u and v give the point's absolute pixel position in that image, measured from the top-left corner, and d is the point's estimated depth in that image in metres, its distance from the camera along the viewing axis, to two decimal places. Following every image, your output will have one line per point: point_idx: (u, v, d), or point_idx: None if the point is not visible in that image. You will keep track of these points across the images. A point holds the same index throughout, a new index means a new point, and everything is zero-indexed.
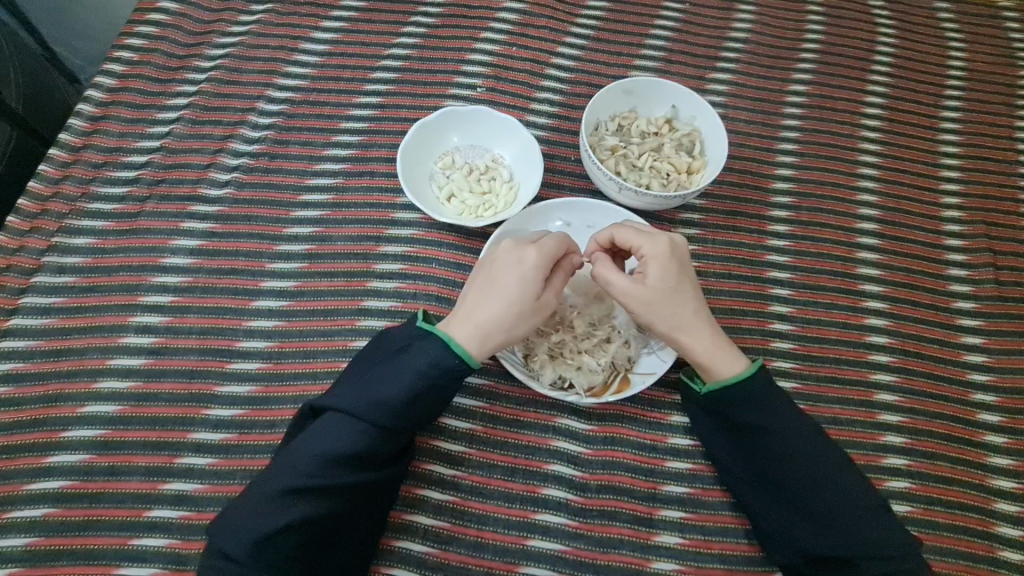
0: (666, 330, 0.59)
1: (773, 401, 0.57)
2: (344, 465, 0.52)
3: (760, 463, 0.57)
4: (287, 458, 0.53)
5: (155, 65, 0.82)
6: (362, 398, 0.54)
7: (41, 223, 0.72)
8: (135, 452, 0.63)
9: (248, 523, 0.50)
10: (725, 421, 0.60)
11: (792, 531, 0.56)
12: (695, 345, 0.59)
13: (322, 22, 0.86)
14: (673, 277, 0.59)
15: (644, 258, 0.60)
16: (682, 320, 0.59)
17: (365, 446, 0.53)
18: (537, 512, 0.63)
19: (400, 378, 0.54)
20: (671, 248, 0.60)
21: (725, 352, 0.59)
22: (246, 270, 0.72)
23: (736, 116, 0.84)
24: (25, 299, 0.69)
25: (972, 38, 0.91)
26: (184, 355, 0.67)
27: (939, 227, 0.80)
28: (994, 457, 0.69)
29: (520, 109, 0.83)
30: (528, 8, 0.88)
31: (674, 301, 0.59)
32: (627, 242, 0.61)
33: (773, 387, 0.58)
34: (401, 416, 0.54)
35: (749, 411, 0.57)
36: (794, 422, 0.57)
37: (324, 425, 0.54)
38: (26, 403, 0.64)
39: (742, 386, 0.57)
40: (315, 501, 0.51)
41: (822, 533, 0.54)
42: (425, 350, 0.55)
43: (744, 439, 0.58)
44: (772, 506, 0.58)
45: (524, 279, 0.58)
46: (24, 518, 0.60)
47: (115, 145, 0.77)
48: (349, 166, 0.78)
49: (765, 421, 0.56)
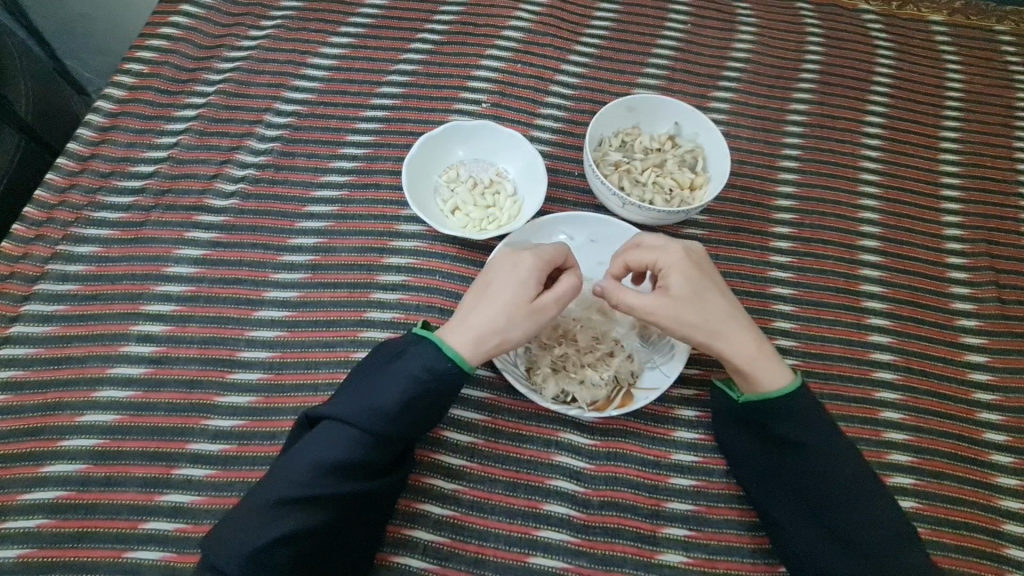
0: (704, 340, 0.59)
1: (817, 417, 0.57)
2: (339, 474, 0.51)
3: (798, 477, 0.56)
4: (282, 468, 0.52)
5: (165, 77, 0.83)
6: (358, 405, 0.53)
7: (47, 232, 0.72)
8: (132, 463, 0.62)
9: (242, 534, 0.49)
10: (765, 432, 0.59)
11: (820, 547, 0.55)
12: (734, 352, 0.59)
13: (330, 38, 0.87)
14: (697, 282, 0.59)
15: (663, 270, 0.60)
16: (721, 328, 0.59)
17: (360, 455, 0.52)
18: (539, 529, 0.62)
19: (395, 384, 0.54)
20: (688, 255, 0.60)
21: (770, 359, 0.58)
22: (249, 279, 0.72)
23: (738, 133, 0.85)
24: (26, 307, 0.68)
25: (970, 60, 0.92)
26: (184, 365, 0.67)
27: (941, 244, 0.80)
28: (1001, 477, 0.68)
29: (524, 124, 0.83)
30: (532, 27, 0.90)
31: (706, 307, 0.59)
32: (644, 260, 0.61)
33: (818, 405, 0.57)
34: (396, 423, 0.53)
35: (791, 425, 0.57)
36: (838, 441, 0.56)
37: (320, 433, 0.53)
38: (23, 411, 0.63)
39: (787, 401, 0.57)
40: (312, 511, 0.50)
41: (855, 553, 0.54)
42: (424, 357, 0.55)
43: (782, 451, 0.57)
44: (803, 522, 0.56)
45: (525, 286, 0.58)
46: (17, 530, 0.59)
47: (123, 155, 0.78)
48: (355, 178, 0.78)
49: (807, 436, 0.56)
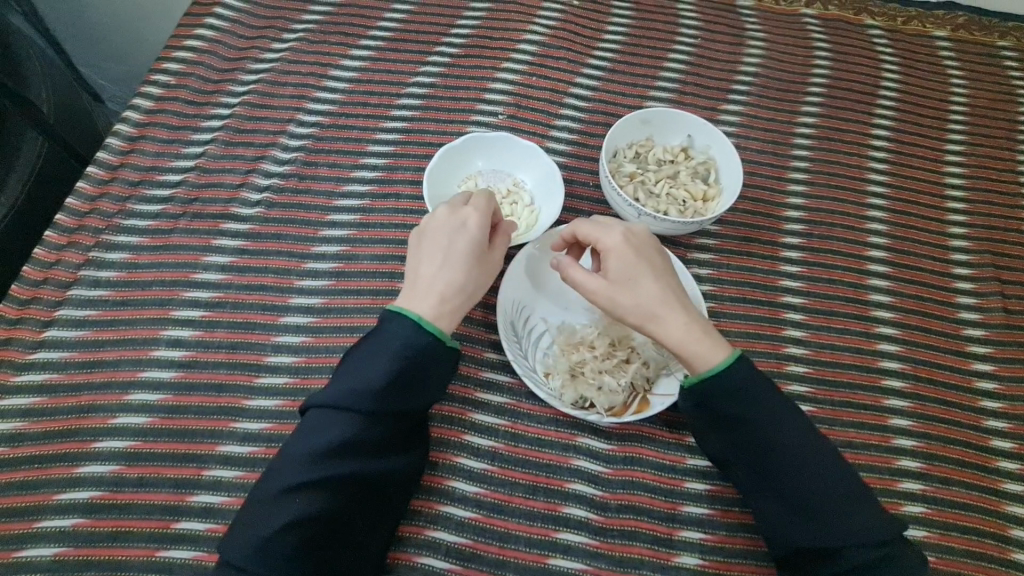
0: (637, 321, 0.60)
1: (758, 393, 0.56)
2: (333, 457, 0.52)
3: (751, 453, 0.56)
4: (280, 459, 0.53)
5: (191, 89, 0.86)
6: (344, 389, 0.54)
7: (78, 239, 0.74)
8: (163, 465, 0.64)
9: (250, 527, 0.51)
10: (708, 415, 0.57)
11: (782, 523, 0.56)
12: (668, 333, 0.58)
13: (350, 51, 0.90)
14: (632, 263, 0.61)
15: (603, 251, 0.63)
16: (653, 309, 0.59)
17: (350, 437, 0.53)
18: (559, 531, 0.63)
19: (378, 363, 0.55)
20: (626, 238, 0.62)
21: (707, 339, 0.57)
22: (274, 286, 0.74)
23: (748, 145, 0.88)
24: (60, 312, 0.70)
25: (973, 75, 0.95)
26: (213, 369, 0.69)
27: (947, 255, 0.82)
28: (1008, 483, 0.70)
29: (540, 136, 0.86)
30: (547, 41, 0.92)
31: (638, 289, 0.60)
32: (590, 236, 0.64)
33: (756, 376, 0.56)
34: (382, 401, 0.54)
35: (732, 402, 0.56)
36: (779, 411, 0.56)
37: (310, 421, 0.54)
38: (59, 414, 0.65)
39: (722, 376, 0.56)
40: (313, 496, 0.52)
41: (815, 526, 0.53)
42: (403, 333, 0.56)
43: (730, 431, 0.57)
44: (762, 496, 0.57)
45: (477, 242, 0.63)
46: (53, 529, 0.60)
47: (151, 164, 0.80)
48: (376, 188, 0.81)
49: (749, 411, 0.55)
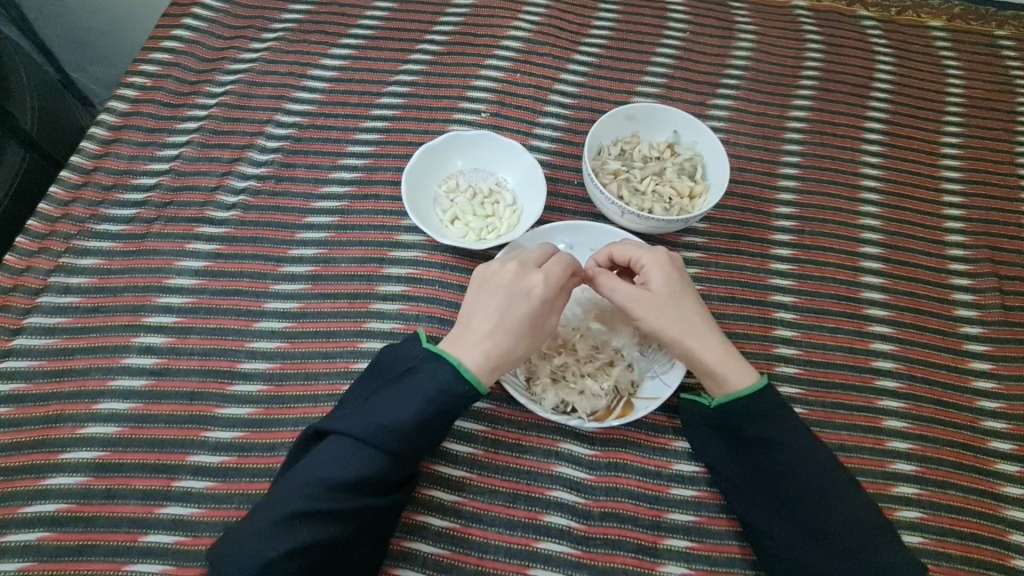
0: (677, 336, 0.59)
1: (783, 416, 0.57)
2: (349, 488, 0.51)
3: (771, 478, 0.56)
4: (292, 481, 0.52)
5: (167, 90, 0.84)
6: (370, 422, 0.53)
7: (49, 244, 0.73)
8: (133, 476, 0.62)
9: (252, 547, 0.49)
10: (733, 435, 0.59)
11: (803, 551, 0.55)
12: (705, 352, 0.59)
13: (330, 50, 0.88)
14: (674, 283, 0.60)
15: (645, 268, 0.61)
16: (692, 327, 0.59)
17: (371, 471, 0.52)
18: (539, 540, 0.61)
19: (408, 402, 0.54)
20: (670, 259, 0.61)
21: (739, 363, 0.59)
22: (249, 290, 0.72)
23: (737, 140, 0.85)
24: (29, 320, 0.69)
25: (971, 65, 0.92)
26: (185, 377, 0.67)
27: (943, 251, 0.80)
28: (1007, 486, 0.68)
29: (523, 134, 0.84)
30: (532, 36, 0.90)
31: (681, 309, 0.60)
32: (627, 256, 0.62)
33: (779, 402, 0.58)
34: (408, 441, 0.53)
35: (761, 424, 0.57)
36: (803, 435, 0.57)
37: (329, 447, 0.53)
38: (26, 424, 0.64)
39: (752, 398, 0.57)
40: (323, 525, 0.50)
41: (835, 553, 0.53)
42: (438, 375, 0.55)
43: (753, 453, 0.58)
44: (783, 525, 0.56)
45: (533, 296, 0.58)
46: (18, 543, 0.59)
47: (125, 167, 0.79)
48: (355, 189, 0.79)
49: (777, 434, 0.56)
